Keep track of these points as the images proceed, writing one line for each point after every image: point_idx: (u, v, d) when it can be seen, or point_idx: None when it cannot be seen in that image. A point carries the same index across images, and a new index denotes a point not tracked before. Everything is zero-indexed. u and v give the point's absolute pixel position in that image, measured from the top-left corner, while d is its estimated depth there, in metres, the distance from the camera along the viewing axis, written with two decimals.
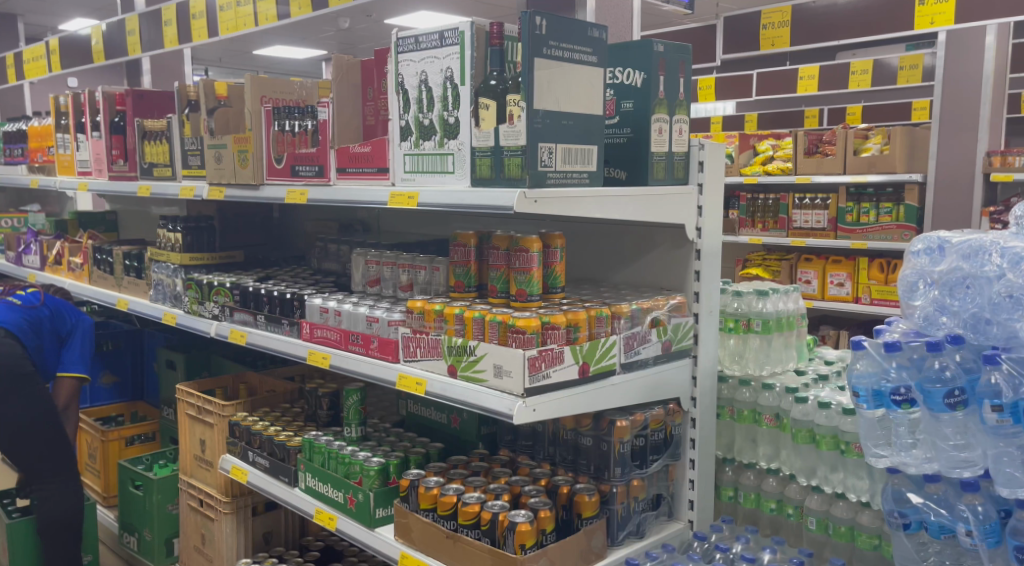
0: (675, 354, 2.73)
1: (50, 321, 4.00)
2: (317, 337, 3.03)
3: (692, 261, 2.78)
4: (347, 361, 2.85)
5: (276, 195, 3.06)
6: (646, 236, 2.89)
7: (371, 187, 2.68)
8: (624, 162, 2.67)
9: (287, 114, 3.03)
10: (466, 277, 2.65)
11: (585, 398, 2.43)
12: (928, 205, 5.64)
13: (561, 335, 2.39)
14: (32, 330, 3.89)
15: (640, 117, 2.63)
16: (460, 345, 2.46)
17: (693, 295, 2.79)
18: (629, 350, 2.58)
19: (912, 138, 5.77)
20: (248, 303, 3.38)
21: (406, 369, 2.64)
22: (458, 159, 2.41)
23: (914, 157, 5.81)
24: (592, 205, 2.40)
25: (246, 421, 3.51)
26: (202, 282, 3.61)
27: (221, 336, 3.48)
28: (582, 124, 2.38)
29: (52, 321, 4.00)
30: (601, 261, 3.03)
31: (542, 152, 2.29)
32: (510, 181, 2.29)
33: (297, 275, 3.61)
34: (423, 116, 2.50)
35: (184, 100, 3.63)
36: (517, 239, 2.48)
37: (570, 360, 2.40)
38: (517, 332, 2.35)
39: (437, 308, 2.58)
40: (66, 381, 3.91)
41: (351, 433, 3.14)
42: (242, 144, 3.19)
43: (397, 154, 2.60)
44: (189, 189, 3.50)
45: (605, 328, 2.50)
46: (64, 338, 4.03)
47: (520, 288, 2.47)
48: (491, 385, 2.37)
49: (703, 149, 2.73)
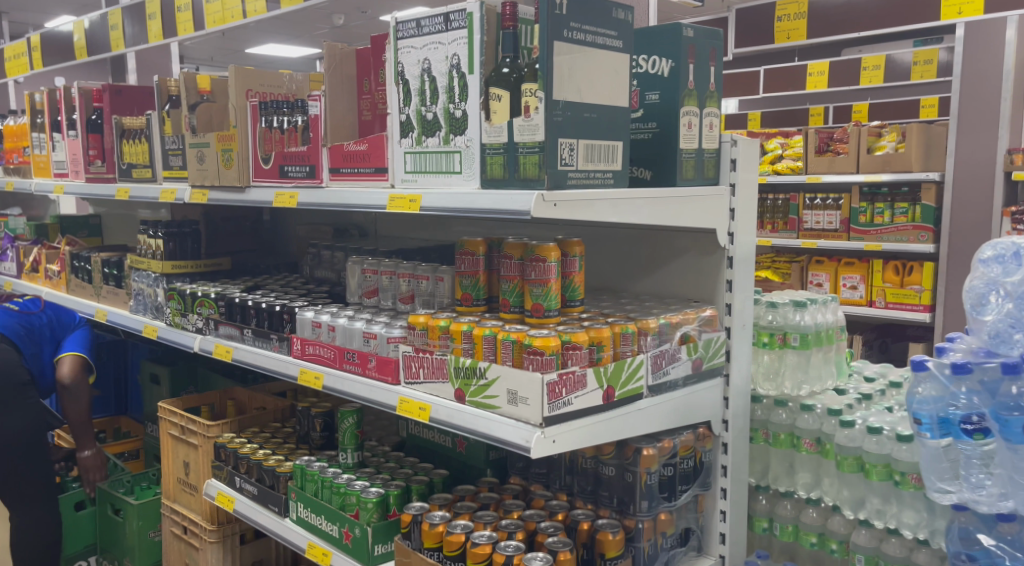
0: (706, 373, 2.47)
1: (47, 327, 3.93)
2: (309, 354, 2.75)
3: (724, 269, 2.52)
4: (342, 382, 2.58)
5: (264, 198, 2.79)
6: (671, 242, 2.63)
7: (368, 190, 2.41)
8: (650, 161, 2.40)
9: (275, 108, 2.75)
10: (473, 288, 2.37)
11: (609, 426, 2.17)
12: (947, 205, 5.35)
13: (584, 356, 2.12)
14: (27, 335, 3.80)
15: (669, 111, 2.36)
16: (469, 367, 2.19)
17: (725, 308, 2.53)
18: (657, 370, 2.31)
19: (928, 136, 5.45)
20: (234, 316, 3.11)
21: (407, 392, 2.38)
22: (467, 158, 2.14)
23: (931, 156, 5.47)
24: (607, 208, 2.11)
25: (233, 443, 3.23)
26: (185, 292, 3.33)
27: (205, 352, 3.20)
28: (607, 117, 2.11)
29: (50, 327, 3.93)
30: (622, 268, 2.75)
31: (562, 148, 2.02)
32: (528, 182, 2.03)
33: (289, 284, 3.34)
34: (426, 109, 2.23)
35: (164, 96, 3.34)
36: (532, 246, 2.19)
37: (594, 385, 2.12)
38: (534, 353, 2.08)
39: (442, 324, 2.31)
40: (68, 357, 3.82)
41: (347, 459, 2.86)
42: (226, 142, 2.91)
43: (397, 152, 2.33)
44: (170, 192, 3.22)
45: (631, 346, 2.23)
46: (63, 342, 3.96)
47: (536, 302, 2.19)
48: (504, 413, 2.10)
49: (737, 146, 2.47)
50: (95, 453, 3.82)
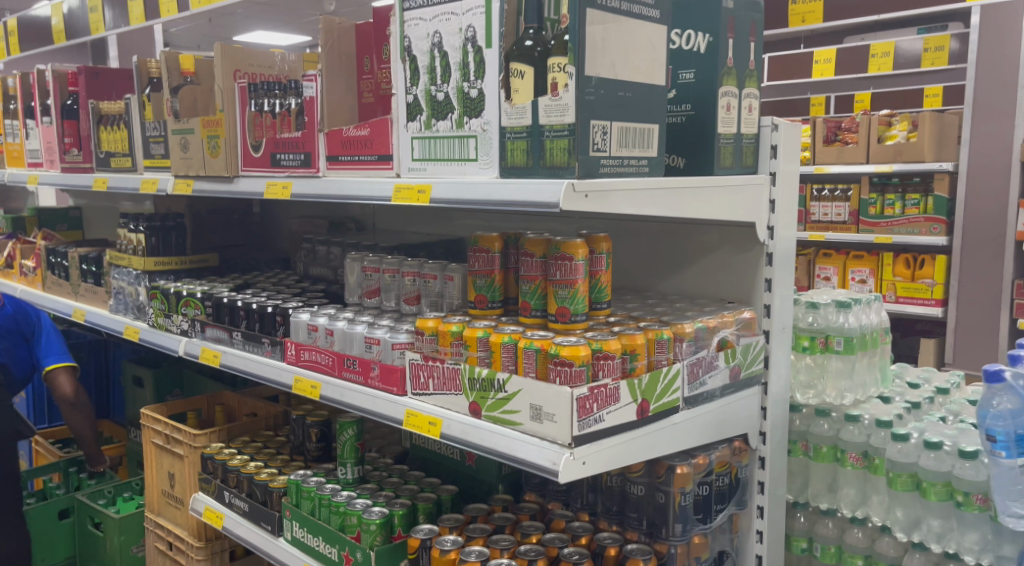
0: (744, 382, 2.25)
1: (13, 323, 3.49)
2: (304, 361, 2.51)
3: (762, 267, 2.30)
4: (341, 392, 2.34)
5: (255, 189, 2.54)
6: (703, 237, 2.41)
7: (370, 180, 2.17)
8: (684, 147, 2.17)
9: (265, 90, 2.51)
10: (488, 288, 2.13)
11: (643, 443, 1.94)
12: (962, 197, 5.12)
13: (616, 366, 1.88)
14: None
15: (706, 91, 2.14)
16: (486, 378, 1.96)
17: (764, 310, 2.30)
18: (693, 380, 2.08)
19: (941, 126, 5.22)
20: (223, 317, 2.86)
21: (414, 404, 2.14)
22: (483, 144, 1.90)
23: (943, 146, 5.23)
24: (623, 200, 1.83)
25: (221, 454, 2.97)
26: (168, 291, 3.08)
27: (190, 356, 2.95)
28: (642, 96, 1.88)
29: (17, 323, 3.50)
30: (646, 266, 2.53)
31: (594, 131, 1.78)
32: (555, 169, 1.79)
33: (281, 283, 3.11)
34: (435, 89, 1.99)
35: (144, 78, 3.07)
36: (557, 243, 1.96)
37: (627, 399, 1.89)
38: (560, 363, 1.83)
39: (454, 329, 2.07)
40: (62, 374, 3.50)
41: (347, 474, 2.62)
42: (213, 128, 2.65)
43: (403, 137, 2.09)
44: (152, 182, 2.97)
45: (667, 355, 2.00)
46: (30, 338, 3.55)
47: (562, 306, 1.96)
48: (527, 431, 1.87)
49: (779, 130, 2.24)
50: (105, 464, 3.68)
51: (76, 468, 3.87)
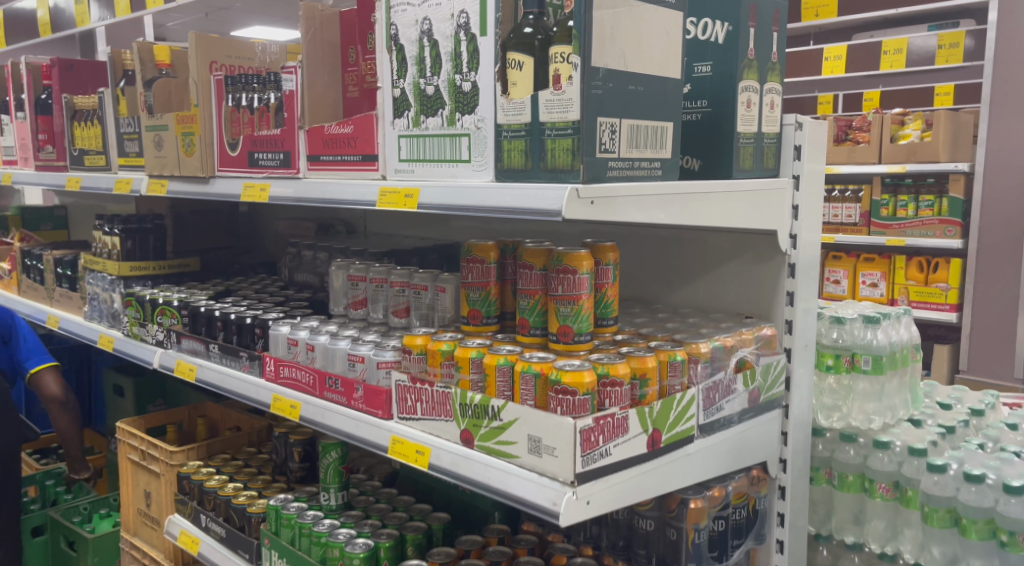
0: (763, 406, 2.05)
1: None
2: (283, 378, 2.31)
3: (783, 279, 2.10)
4: (323, 415, 2.14)
5: (231, 191, 2.34)
6: (717, 245, 2.21)
7: (354, 182, 1.97)
8: (701, 148, 1.98)
9: (243, 84, 2.31)
10: (482, 302, 1.93)
11: (653, 479, 1.74)
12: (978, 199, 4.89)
13: (625, 394, 1.68)
14: None
15: (724, 86, 1.94)
16: (479, 405, 1.75)
17: (785, 326, 2.11)
18: (708, 406, 1.87)
19: (957, 125, 4.99)
20: (199, 327, 2.65)
21: (401, 429, 1.95)
22: (478, 143, 1.70)
23: (958, 145, 5.02)
24: (630, 207, 1.63)
25: (198, 474, 2.78)
26: (144, 299, 2.87)
27: (165, 369, 2.74)
28: (654, 91, 1.68)
29: None
30: (656, 276, 2.33)
31: (602, 130, 1.58)
32: (557, 173, 1.59)
33: (264, 291, 2.91)
34: (424, 82, 1.79)
35: (119, 71, 2.87)
36: (558, 254, 1.75)
37: (637, 429, 1.69)
38: (561, 391, 1.64)
39: (444, 348, 1.88)
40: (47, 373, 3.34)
41: (330, 500, 2.42)
42: (187, 124, 2.45)
43: (389, 135, 1.89)
44: (126, 182, 2.77)
45: (680, 379, 1.80)
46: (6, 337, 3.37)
47: (563, 325, 1.75)
48: (524, 465, 1.67)
49: (803, 129, 2.04)
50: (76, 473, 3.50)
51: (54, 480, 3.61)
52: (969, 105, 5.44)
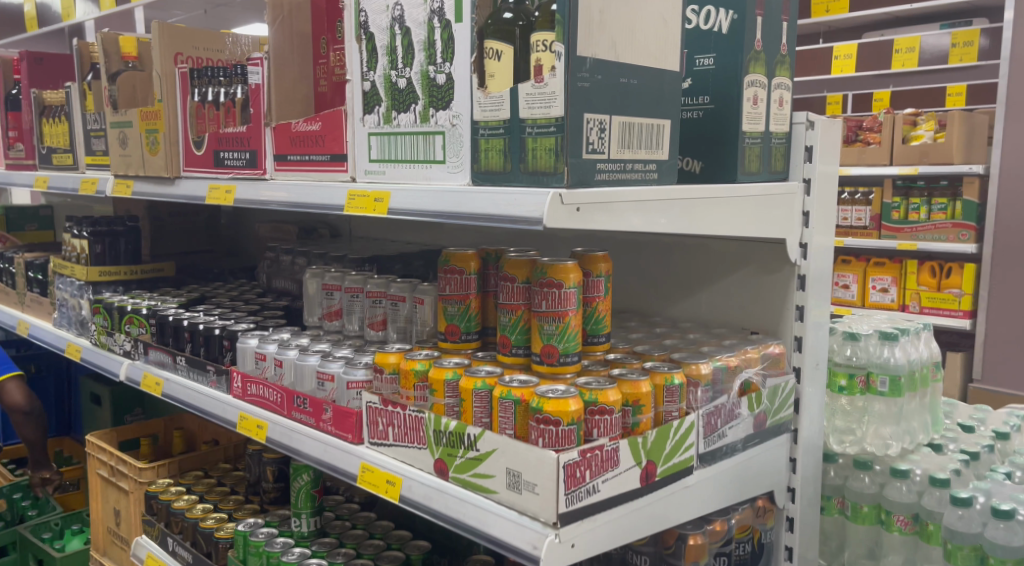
0: (770, 431, 1.87)
1: None
2: (250, 396, 2.14)
3: (793, 292, 1.92)
4: (290, 437, 1.97)
5: (196, 193, 2.17)
6: (720, 255, 2.03)
7: (322, 185, 1.80)
8: (702, 147, 1.80)
9: (209, 77, 2.14)
10: (461, 317, 1.75)
11: (646, 516, 1.56)
12: (993, 202, 4.69)
13: (616, 423, 1.50)
14: None
15: (728, 80, 1.76)
16: (454, 433, 1.58)
17: (794, 343, 1.93)
18: (709, 434, 1.70)
19: (971, 125, 4.79)
20: (167, 338, 2.48)
21: (371, 456, 1.78)
22: (453, 142, 1.53)
23: (973, 147, 4.83)
24: (624, 212, 1.46)
25: (167, 494, 2.61)
26: (111, 306, 2.70)
27: (132, 382, 2.57)
28: (649, 85, 1.50)
29: None
30: (655, 287, 2.15)
31: (589, 127, 1.40)
32: (538, 175, 1.41)
33: (240, 299, 2.73)
34: (396, 74, 1.62)
35: (87, 64, 2.71)
36: (542, 266, 1.57)
37: (629, 462, 1.51)
38: (542, 421, 1.45)
39: (418, 367, 1.71)
40: (13, 384, 3.26)
41: (302, 526, 2.25)
42: (151, 121, 2.28)
43: (358, 133, 1.72)
44: (91, 182, 2.60)
45: (678, 405, 1.62)
46: None
47: (548, 345, 1.57)
48: (503, 502, 1.49)
49: (815, 129, 1.87)
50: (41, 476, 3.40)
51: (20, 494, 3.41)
52: (981, 106, 5.23)
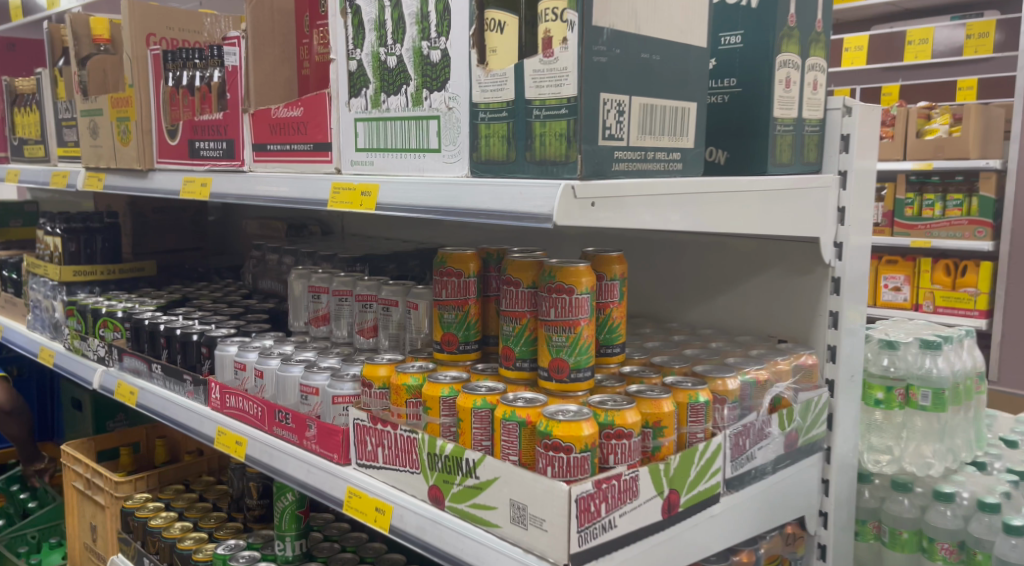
0: (802, 451, 1.68)
1: None
2: (229, 409, 1.95)
3: (826, 296, 1.74)
4: (272, 456, 1.79)
5: (170, 186, 1.98)
6: (745, 254, 1.84)
7: (303, 177, 1.61)
8: (728, 135, 1.61)
9: (184, 59, 1.95)
10: (459, 325, 1.57)
11: (668, 551, 1.38)
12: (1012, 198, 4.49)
13: (635, 448, 1.32)
14: None
15: (757, 59, 1.57)
16: (450, 457, 1.40)
17: (827, 353, 1.75)
18: (737, 457, 1.51)
19: (989, 119, 4.53)
20: (143, 343, 2.29)
21: (359, 479, 1.59)
22: (449, 128, 1.34)
23: (990, 141, 4.58)
24: (643, 206, 1.27)
25: (143, 510, 2.42)
26: (85, 308, 2.51)
27: (106, 391, 2.38)
28: (674, 62, 1.31)
29: None
30: (672, 290, 1.96)
31: (605, 109, 1.22)
32: (546, 165, 1.22)
33: (223, 300, 2.54)
34: (385, 52, 1.43)
35: (58, 49, 2.52)
36: (551, 268, 1.39)
37: (649, 493, 1.33)
38: (552, 448, 1.27)
39: (411, 382, 1.52)
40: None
41: (286, 550, 2.05)
42: (122, 108, 2.09)
43: (343, 119, 1.53)
44: (62, 175, 2.40)
45: (703, 426, 1.44)
46: None
47: (557, 359, 1.38)
48: (506, 538, 1.31)
49: (853, 115, 1.69)
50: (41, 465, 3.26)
51: (17, 487, 3.26)
52: (993, 98, 5.05)
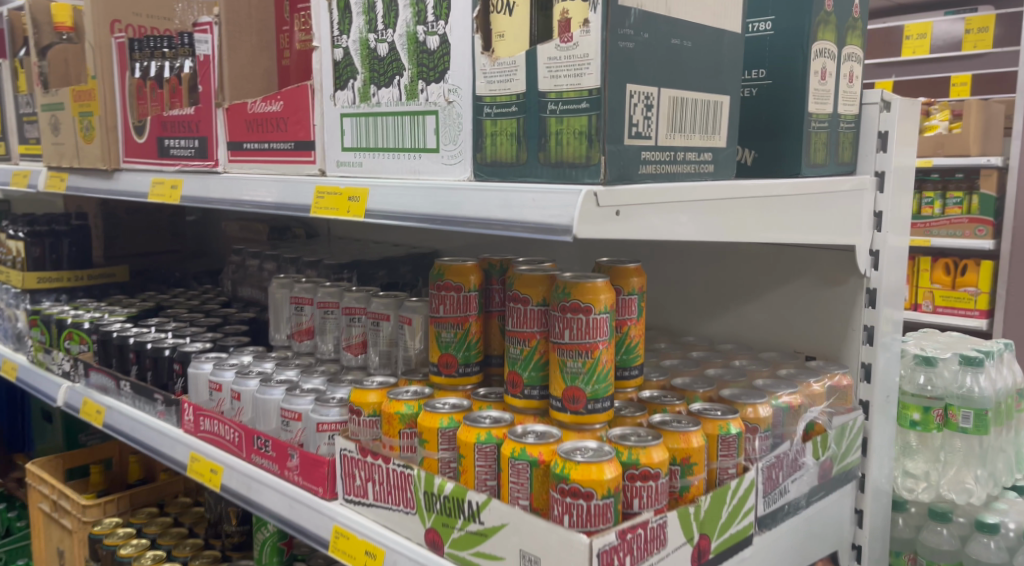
0: (836, 480, 1.53)
1: None
2: (203, 432, 1.77)
3: (860, 309, 1.58)
4: (249, 487, 1.62)
5: (137, 188, 1.80)
6: (768, 263, 1.68)
7: (282, 179, 1.44)
8: (756, 133, 1.45)
9: (151, 48, 1.77)
10: (459, 345, 1.40)
11: None
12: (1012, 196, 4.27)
13: (662, 490, 1.16)
14: None
15: (790, 48, 1.41)
16: (451, 498, 1.23)
17: (861, 371, 1.59)
18: (770, 491, 1.35)
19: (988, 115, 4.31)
20: (111, 358, 2.11)
21: (346, 517, 1.42)
22: (449, 124, 1.18)
23: (990, 137, 4.35)
24: (672, 214, 1.11)
25: (113, 538, 2.23)
26: (50, 319, 2.32)
27: (71, 409, 2.20)
28: (707, 50, 1.15)
29: None
30: (687, 300, 1.80)
31: (632, 103, 1.05)
32: (562, 168, 1.06)
33: (200, 308, 2.36)
34: (375, 38, 1.26)
35: (19, 37, 2.33)
36: (564, 284, 1.22)
37: (679, 540, 1.17)
38: (569, 493, 1.10)
39: (405, 410, 1.36)
40: None
41: None
42: (85, 102, 1.91)
43: (327, 114, 1.36)
44: (21, 175, 2.22)
45: (735, 460, 1.28)
46: None
47: (571, 387, 1.22)
48: None
49: (892, 110, 1.53)
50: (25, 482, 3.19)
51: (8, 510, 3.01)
52: (990, 95, 4.70)
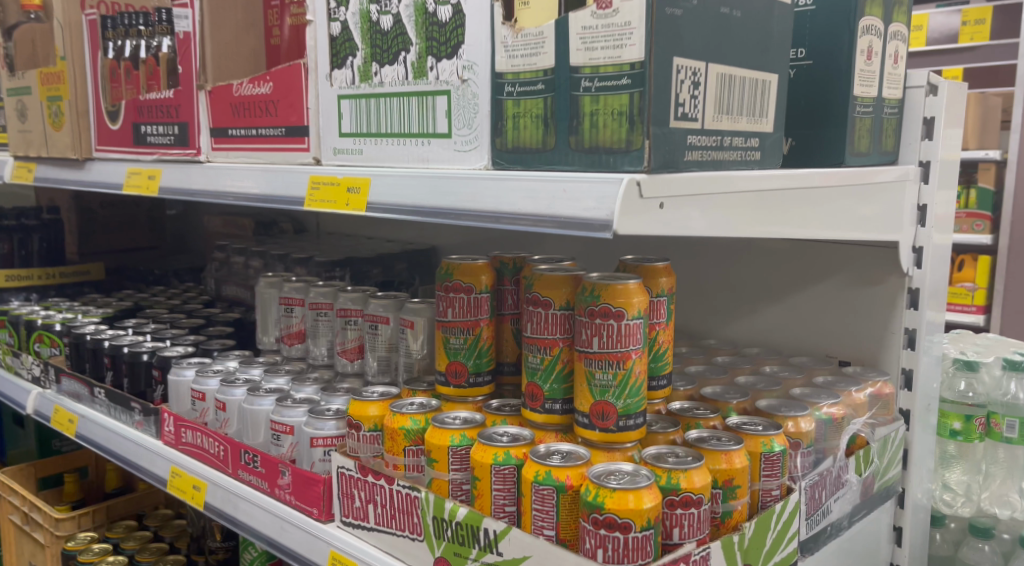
0: (878, 497, 1.41)
1: None
2: (184, 445, 1.63)
3: (900, 311, 1.46)
4: (235, 506, 1.48)
5: (111, 178, 1.65)
6: (797, 260, 1.56)
7: (271, 168, 1.30)
8: (793, 117, 1.33)
9: (126, 26, 1.62)
10: (469, 352, 1.26)
11: None
12: (1008, 191, 4.01)
13: (704, 518, 1.03)
14: None
15: (834, 25, 1.28)
16: (465, 526, 1.10)
17: (902, 378, 1.47)
18: (813, 513, 1.23)
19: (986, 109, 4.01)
20: (84, 363, 1.96)
21: (343, 543, 1.28)
22: (463, 106, 1.04)
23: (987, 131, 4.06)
24: (718, 208, 0.98)
25: (88, 554, 2.08)
26: (18, 320, 2.17)
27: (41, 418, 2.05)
28: (756, 21, 1.02)
29: None
30: (707, 300, 1.68)
31: (679, 79, 0.92)
32: (598, 154, 0.93)
33: (181, 308, 2.21)
34: (378, 9, 1.12)
35: None
36: (591, 287, 1.09)
37: None
38: (603, 525, 0.97)
39: (410, 425, 1.22)
40: None
41: None
42: (53, 86, 1.76)
43: (324, 95, 1.22)
44: None
45: (780, 481, 1.15)
46: None
47: (600, 402, 1.09)
48: None
49: (939, 94, 1.41)
50: None
51: None
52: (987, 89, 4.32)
